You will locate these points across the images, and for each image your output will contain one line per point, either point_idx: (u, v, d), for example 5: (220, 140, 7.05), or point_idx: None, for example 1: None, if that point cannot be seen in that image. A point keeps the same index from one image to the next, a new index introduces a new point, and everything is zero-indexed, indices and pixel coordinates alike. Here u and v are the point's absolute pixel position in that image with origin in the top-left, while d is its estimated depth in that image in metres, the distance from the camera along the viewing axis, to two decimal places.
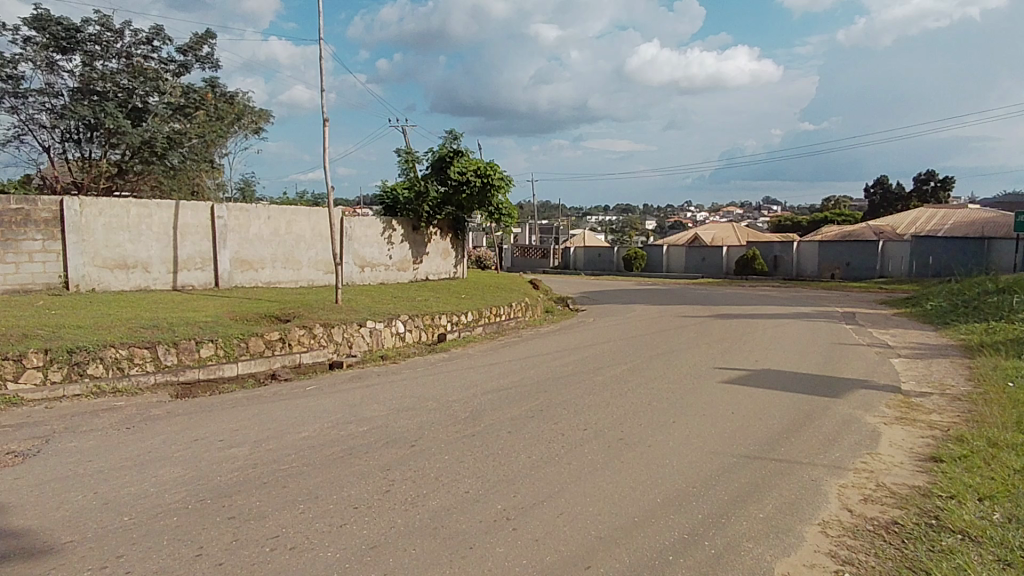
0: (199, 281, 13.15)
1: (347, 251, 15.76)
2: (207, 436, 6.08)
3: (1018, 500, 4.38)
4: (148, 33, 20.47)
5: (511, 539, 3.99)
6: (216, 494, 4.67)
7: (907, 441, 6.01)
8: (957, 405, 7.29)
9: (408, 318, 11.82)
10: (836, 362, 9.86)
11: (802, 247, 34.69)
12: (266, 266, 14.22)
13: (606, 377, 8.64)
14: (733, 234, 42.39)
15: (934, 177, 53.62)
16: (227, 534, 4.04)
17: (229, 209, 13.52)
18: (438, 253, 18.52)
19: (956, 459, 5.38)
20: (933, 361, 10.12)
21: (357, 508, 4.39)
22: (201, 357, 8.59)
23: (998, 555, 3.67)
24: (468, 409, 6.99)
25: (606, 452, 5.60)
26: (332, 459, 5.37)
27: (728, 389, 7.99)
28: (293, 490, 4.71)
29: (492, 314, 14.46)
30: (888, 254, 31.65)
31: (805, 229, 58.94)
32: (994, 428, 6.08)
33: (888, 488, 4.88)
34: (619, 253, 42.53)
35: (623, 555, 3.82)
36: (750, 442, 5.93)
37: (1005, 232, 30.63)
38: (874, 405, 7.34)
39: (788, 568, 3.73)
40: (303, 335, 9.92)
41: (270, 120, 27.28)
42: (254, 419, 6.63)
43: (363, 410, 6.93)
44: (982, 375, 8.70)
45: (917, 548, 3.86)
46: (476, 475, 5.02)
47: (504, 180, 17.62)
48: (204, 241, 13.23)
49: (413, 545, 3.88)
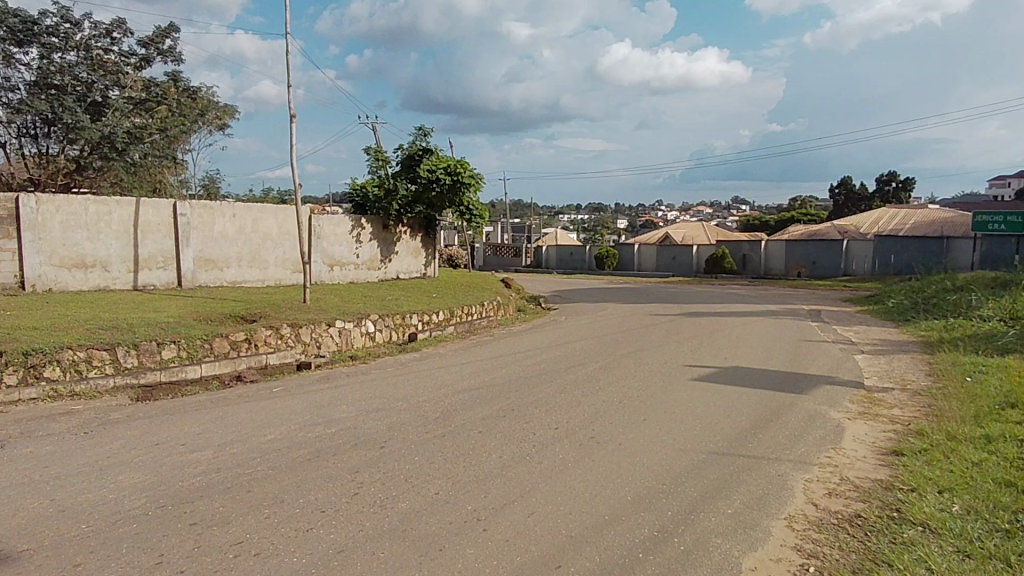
0: (161, 281, 12.80)
1: (315, 250, 15.53)
2: (167, 440, 5.90)
3: (976, 492, 4.50)
4: (108, 25, 19.88)
5: (480, 539, 3.96)
6: (178, 500, 4.54)
7: (870, 436, 6.15)
8: (917, 400, 7.51)
9: (378, 318, 11.67)
10: (802, 359, 10.05)
11: (770, 247, 35.43)
12: (231, 266, 13.92)
13: (577, 375, 8.64)
14: (702, 233, 42.99)
15: (896, 177, 55.19)
16: (190, 540, 3.93)
17: (193, 206, 13.20)
18: (408, 252, 18.34)
19: (916, 453, 5.52)
20: (895, 356, 10.41)
21: (325, 512, 4.31)
22: (162, 359, 8.33)
23: (958, 547, 3.76)
24: (439, 409, 6.94)
25: (577, 451, 5.59)
26: (299, 462, 5.27)
27: (696, 386, 8.07)
28: (258, 495, 4.59)
29: (463, 313, 14.38)
30: (852, 254, 32.47)
31: (772, 229, 60.10)
32: (952, 422, 6.26)
33: (852, 482, 4.98)
34: (591, 252, 42.83)
35: (592, 554, 3.80)
36: (718, 438, 6.00)
37: (962, 231, 31.66)
38: (838, 400, 7.50)
39: (755, 562, 3.76)
40: (270, 335, 9.73)
41: (235, 116, 26.70)
42: (219, 422, 6.46)
43: (332, 411, 6.83)
44: (942, 371, 8.96)
45: (880, 541, 3.93)
46: (445, 476, 4.97)
47: (474, 178, 17.49)
48: (166, 239, 12.88)
49: (381, 548, 3.82)
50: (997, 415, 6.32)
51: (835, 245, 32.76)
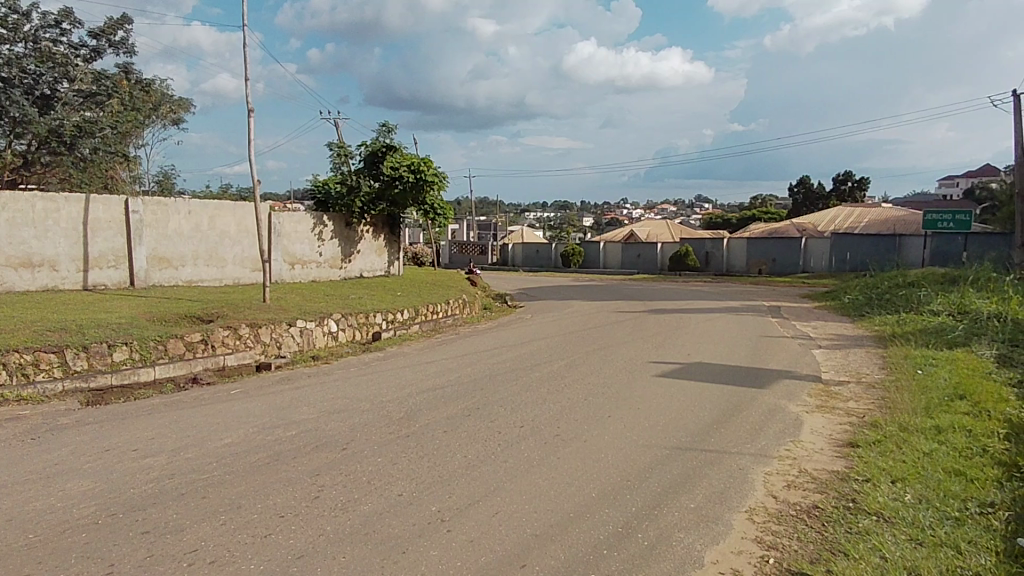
0: (112, 280, 12.30)
1: (276, 249, 15.21)
2: (118, 446, 5.67)
3: (927, 481, 4.65)
4: (58, 15, 19.05)
5: (445, 541, 3.91)
6: (129, 507, 4.36)
7: (826, 428, 6.31)
8: (872, 392, 7.73)
9: (341, 318, 11.48)
10: (762, 354, 10.26)
11: (732, 243, 36.25)
12: (186, 264, 13.51)
13: (543, 373, 8.65)
14: (667, 231, 43.63)
15: (852, 177, 56.86)
16: (143, 548, 3.78)
17: (146, 203, 12.74)
18: (372, 250, 18.11)
19: (871, 444, 5.69)
20: (850, 351, 10.71)
21: (284, 516, 4.20)
22: (113, 361, 8.00)
23: (910, 535, 3.87)
24: (404, 409, 6.85)
25: (542, 449, 5.58)
26: (258, 465, 5.14)
27: (660, 382, 8.17)
28: (213, 501, 4.45)
29: (429, 312, 14.24)
30: (810, 251, 33.38)
31: (734, 226, 61.32)
32: (904, 413, 6.46)
33: (810, 474, 5.10)
34: (558, 249, 43.07)
35: (557, 553, 3.79)
36: (682, 433, 6.07)
37: (914, 229, 32.82)
38: (797, 395, 7.67)
39: (717, 555, 3.81)
40: (227, 336, 9.46)
41: (190, 110, 25.85)
42: (174, 426, 6.25)
43: (292, 413, 6.69)
44: (894, 364, 9.25)
45: (837, 531, 4.03)
46: (408, 477, 4.90)
47: (438, 177, 17.32)
48: (118, 237, 12.38)
49: (344, 553, 3.74)
50: (947, 406, 6.55)
51: (794, 242, 33.65)
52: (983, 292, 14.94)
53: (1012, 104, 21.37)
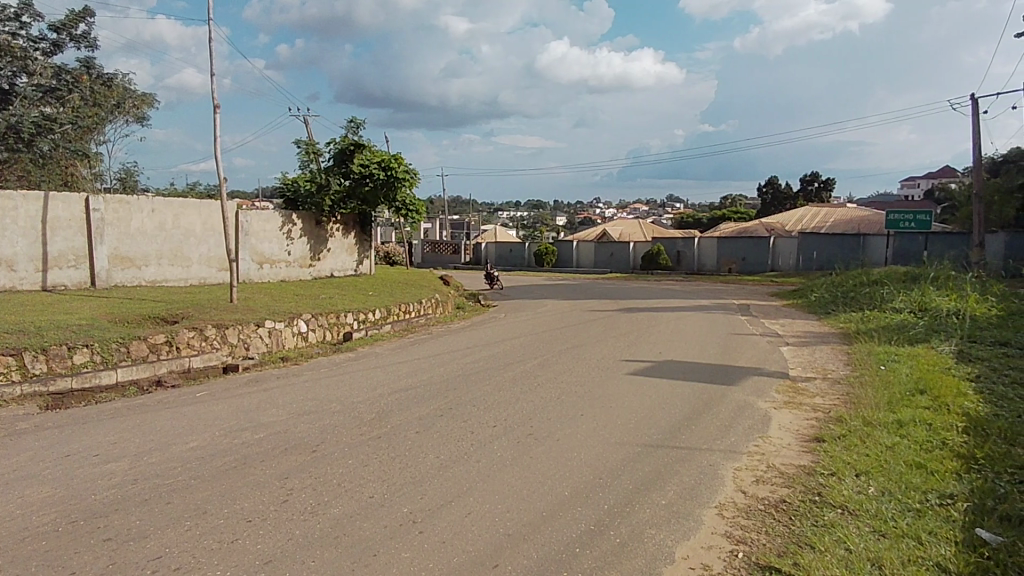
0: (72, 281, 11.91)
1: (243, 248, 14.90)
2: (79, 451, 5.49)
3: (889, 474, 4.77)
4: (15, 8, 18.37)
5: (417, 543, 3.87)
6: (90, 514, 4.22)
7: (793, 424, 6.43)
8: (837, 388, 7.91)
9: (311, 318, 11.31)
10: (732, 352, 10.41)
11: (702, 243, 36.80)
12: (150, 264, 13.17)
13: (515, 373, 8.64)
14: (639, 231, 44.05)
15: (819, 178, 58.17)
16: (104, 556, 3.66)
17: (107, 201, 12.36)
18: (342, 249, 17.89)
19: (836, 438, 5.82)
20: (816, 347, 10.97)
21: (252, 521, 4.11)
22: (73, 364, 7.75)
23: (874, 527, 3.96)
24: (375, 410, 6.78)
25: (514, 449, 5.57)
26: (224, 469, 5.02)
27: (632, 380, 8.23)
28: (179, 506, 4.34)
29: (401, 312, 14.12)
30: (778, 250, 34.03)
31: (705, 225, 62.13)
32: (868, 408, 6.61)
33: (778, 469, 5.19)
34: (531, 248, 43.13)
35: (530, 551, 3.79)
36: (653, 431, 6.11)
37: (877, 229, 33.70)
38: (765, 391, 7.80)
39: (687, 551, 3.85)
40: (193, 336, 9.25)
41: (154, 106, 25.17)
42: (137, 430, 6.08)
43: (260, 415, 6.56)
44: (859, 360, 9.50)
45: (803, 524, 4.11)
46: (379, 479, 4.85)
47: (409, 174, 17.10)
48: (77, 236, 11.98)
49: (312, 557, 3.68)
50: (908, 401, 6.72)
51: (763, 242, 34.29)
52: (942, 289, 15.40)
53: (970, 108, 22.11)
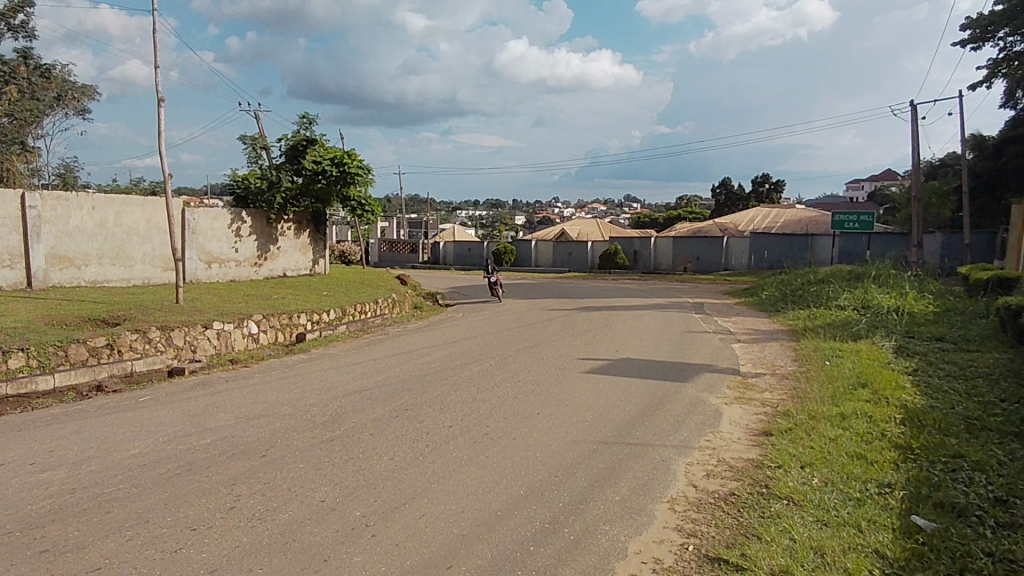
0: (6, 281, 11.32)
1: (189, 247, 14.42)
2: (13, 460, 5.22)
3: (832, 465, 4.96)
4: None
5: (369, 546, 3.83)
6: (26, 525, 4.02)
7: (743, 419, 6.61)
8: (785, 383, 8.19)
9: (262, 318, 11.05)
10: (685, 349, 10.64)
11: (658, 242, 37.44)
12: (90, 263, 12.61)
13: (473, 372, 8.62)
14: (596, 229, 44.51)
15: (769, 180, 60.02)
16: (40, 568, 3.50)
17: (43, 197, 11.78)
18: (295, 248, 17.51)
19: (782, 432, 5.99)
20: (766, 344, 11.32)
21: (196, 529, 3.99)
22: (7, 370, 7.33)
23: (817, 517, 4.11)
24: (327, 413, 6.64)
25: (470, 448, 5.56)
26: (168, 477, 4.86)
27: (588, 378, 8.31)
28: (121, 515, 4.18)
29: (357, 312, 13.92)
30: (731, 250, 34.82)
31: (661, 225, 63.25)
32: (813, 403, 6.85)
33: (727, 463, 5.32)
34: (489, 248, 43.08)
35: (484, 551, 3.79)
36: (608, 428, 6.20)
37: (824, 230, 34.98)
38: (717, 387, 8.01)
39: (640, 546, 3.91)
40: (136, 339, 8.91)
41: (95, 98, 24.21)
42: (74, 437, 5.81)
43: (207, 420, 6.36)
44: (805, 355, 9.84)
45: (751, 516, 4.23)
46: (332, 483, 4.77)
47: (363, 170, 16.85)
48: (12, 235, 11.40)
49: (260, 564, 3.60)
50: (850, 395, 6.99)
51: (716, 242, 35.07)
52: (883, 287, 16.08)
53: (912, 114, 23.09)
